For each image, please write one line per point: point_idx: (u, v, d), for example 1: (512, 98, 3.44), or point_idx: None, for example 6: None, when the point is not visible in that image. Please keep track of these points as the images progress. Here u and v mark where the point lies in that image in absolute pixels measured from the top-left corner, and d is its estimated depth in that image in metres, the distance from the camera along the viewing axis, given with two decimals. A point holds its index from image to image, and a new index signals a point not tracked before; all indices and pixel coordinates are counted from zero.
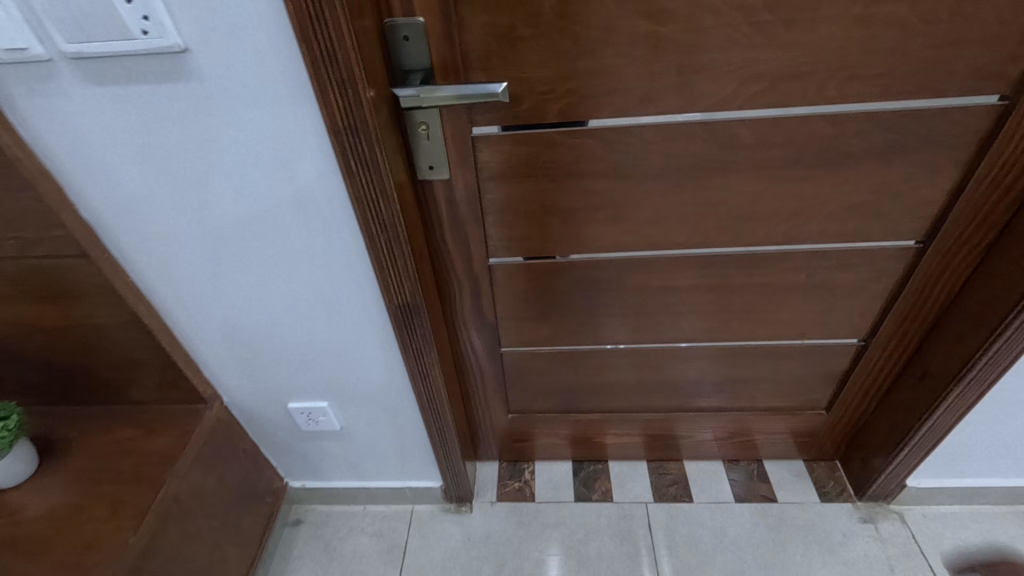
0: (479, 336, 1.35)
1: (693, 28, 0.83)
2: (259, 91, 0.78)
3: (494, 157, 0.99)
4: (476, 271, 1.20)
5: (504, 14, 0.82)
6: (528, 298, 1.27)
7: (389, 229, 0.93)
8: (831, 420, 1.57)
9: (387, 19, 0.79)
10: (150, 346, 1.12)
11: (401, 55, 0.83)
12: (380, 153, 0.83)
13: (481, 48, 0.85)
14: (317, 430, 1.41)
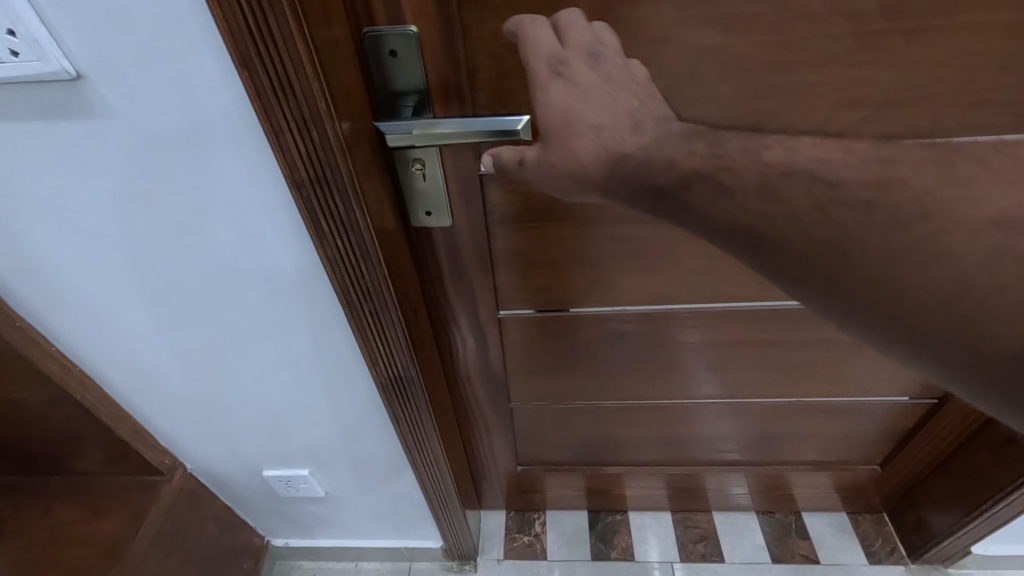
0: (486, 391, 1.16)
1: (780, 39, 0.61)
2: (191, 131, 0.57)
3: (505, 199, 0.80)
4: (484, 325, 1.00)
5: (523, 18, 0.61)
6: (544, 351, 1.08)
7: (374, 298, 0.73)
8: (884, 476, 1.38)
9: (365, 27, 0.57)
10: (88, 421, 0.93)
11: (387, 76, 0.61)
12: (361, 209, 0.62)
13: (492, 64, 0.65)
14: (297, 495, 1.22)
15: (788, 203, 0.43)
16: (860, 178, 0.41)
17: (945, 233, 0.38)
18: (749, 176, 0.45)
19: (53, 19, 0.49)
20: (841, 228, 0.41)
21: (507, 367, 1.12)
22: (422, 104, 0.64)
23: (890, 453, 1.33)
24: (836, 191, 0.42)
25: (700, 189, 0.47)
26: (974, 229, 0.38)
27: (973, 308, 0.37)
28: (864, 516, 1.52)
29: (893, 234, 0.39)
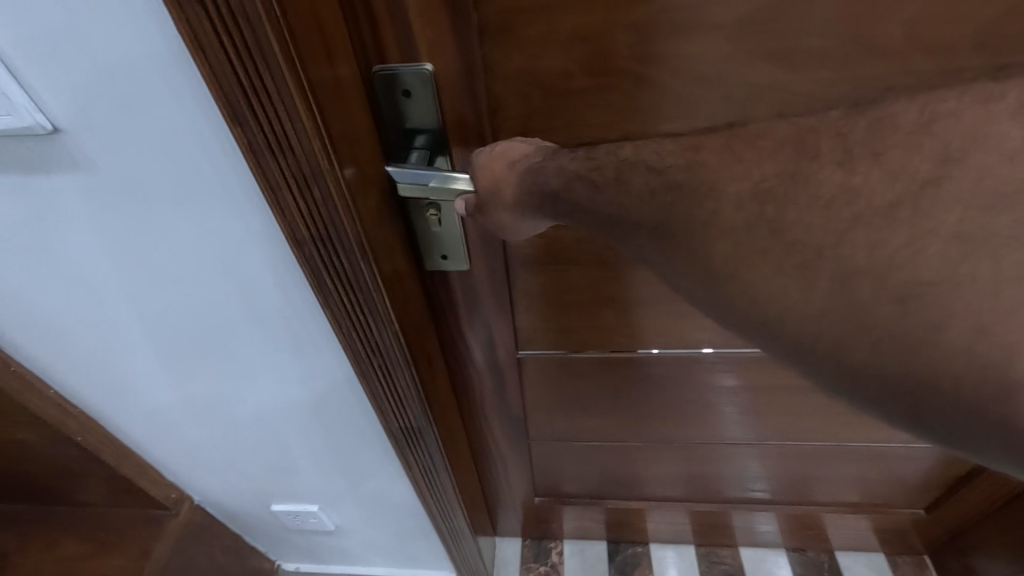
0: (502, 428, 1.09)
1: (852, 77, 0.53)
2: (183, 183, 0.52)
3: (529, 241, 0.74)
4: (500, 364, 0.93)
5: (554, 54, 0.54)
6: (564, 389, 1.01)
7: (384, 351, 0.67)
8: (927, 520, 1.29)
9: (375, 66, 0.50)
10: (89, 461, 0.89)
11: (398, 117, 0.54)
12: (368, 264, 0.56)
13: (518, 106, 0.58)
14: (307, 528, 1.18)
15: (634, 190, 0.43)
16: (683, 162, 0.41)
17: (754, 211, 0.37)
18: (604, 170, 0.46)
19: (24, 70, 0.44)
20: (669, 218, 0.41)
21: (521, 404, 1.05)
22: (436, 146, 0.57)
23: (935, 498, 1.24)
24: (664, 175, 0.42)
25: (573, 191, 0.48)
26: (777, 206, 0.36)
27: (794, 288, 0.35)
28: (902, 557, 1.43)
29: (709, 216, 0.39)
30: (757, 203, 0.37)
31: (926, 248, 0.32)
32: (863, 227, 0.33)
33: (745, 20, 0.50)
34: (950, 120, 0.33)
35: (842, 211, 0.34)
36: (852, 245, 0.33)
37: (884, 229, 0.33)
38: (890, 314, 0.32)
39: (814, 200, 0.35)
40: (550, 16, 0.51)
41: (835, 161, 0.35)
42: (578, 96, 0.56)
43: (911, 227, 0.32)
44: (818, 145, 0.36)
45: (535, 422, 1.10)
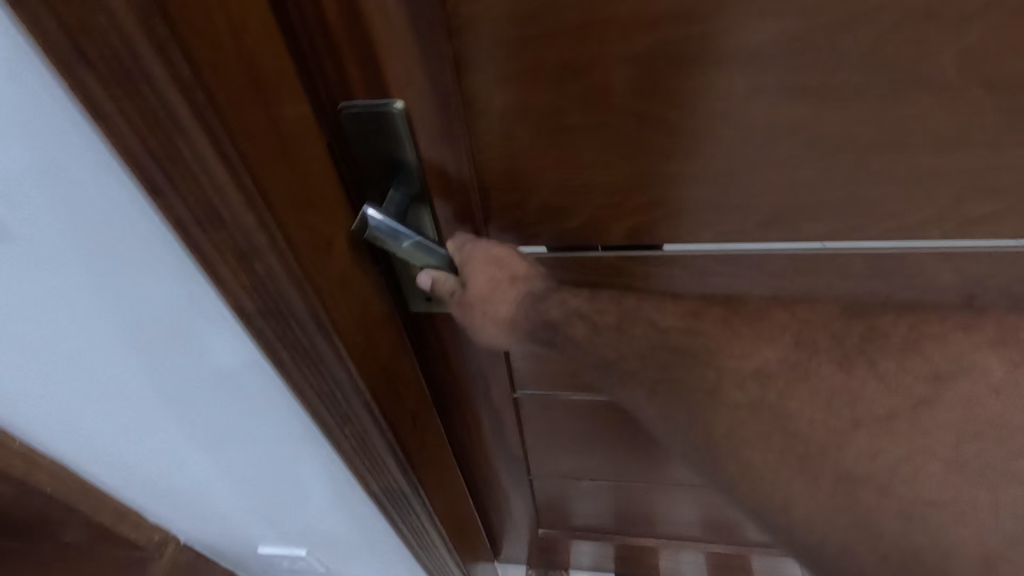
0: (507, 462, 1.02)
1: (985, 133, 0.37)
2: (93, 257, 0.40)
3: None
4: (500, 401, 0.85)
5: (560, 84, 0.39)
6: (566, 431, 0.95)
7: (370, 441, 0.56)
8: None
9: (341, 104, 0.39)
10: (62, 511, 0.84)
11: (368, 165, 0.42)
12: (345, 354, 0.45)
13: (508, 145, 0.43)
14: (299, 567, 1.13)
15: (636, 342, 0.43)
16: (684, 325, 0.43)
17: (757, 394, 0.39)
18: (606, 312, 0.44)
19: None
20: (672, 383, 0.42)
21: (526, 437, 0.98)
22: (420, 192, 0.45)
23: None
24: (667, 333, 0.43)
25: (571, 327, 0.45)
26: (778, 392, 0.39)
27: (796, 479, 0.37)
28: None
29: (712, 388, 0.41)
30: (758, 384, 0.39)
31: (924, 466, 0.34)
32: (864, 432, 0.36)
33: (842, 49, 0.35)
34: (944, 345, 0.36)
35: (840, 411, 0.37)
36: (853, 445, 0.36)
37: (885, 439, 0.35)
38: (888, 518, 0.35)
39: (818, 394, 0.38)
40: (558, 41, 0.37)
41: (833, 360, 0.38)
42: (587, 134, 0.42)
43: (911, 441, 0.35)
44: (817, 340, 0.39)
45: (541, 454, 1.03)
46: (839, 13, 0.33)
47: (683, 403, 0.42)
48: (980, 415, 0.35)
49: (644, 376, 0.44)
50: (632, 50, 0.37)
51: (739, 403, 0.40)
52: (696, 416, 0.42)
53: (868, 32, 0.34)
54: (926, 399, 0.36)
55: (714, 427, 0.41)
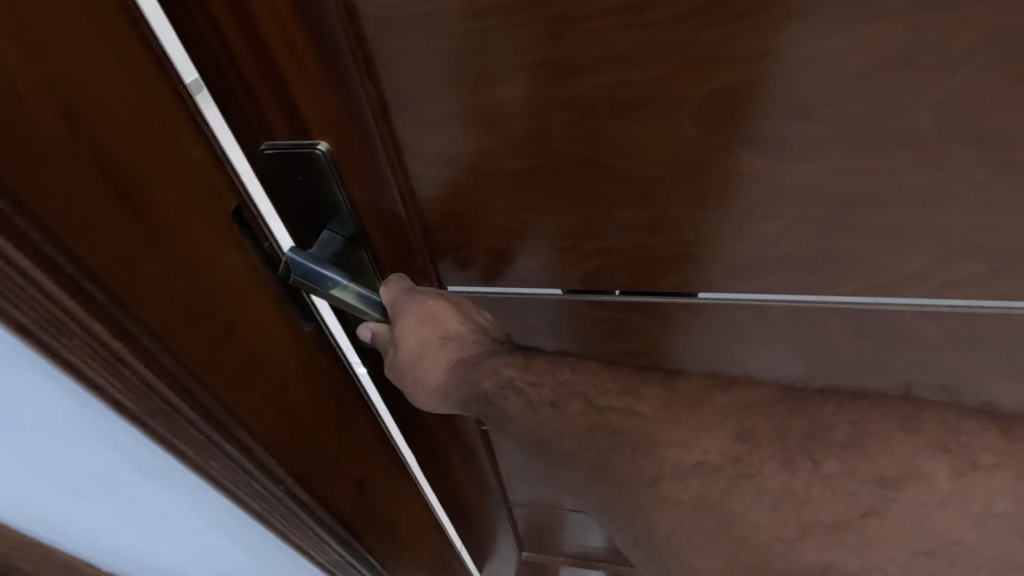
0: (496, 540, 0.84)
1: (971, 198, 0.32)
2: None
3: None
4: (481, 485, 0.70)
5: (490, 125, 0.35)
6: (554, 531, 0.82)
7: (298, 517, 0.52)
8: None
9: (262, 145, 0.36)
10: None
11: (298, 206, 0.39)
12: (241, 433, 0.42)
13: (441, 187, 0.39)
14: None
15: (571, 420, 0.40)
16: (624, 410, 0.39)
17: (703, 496, 0.38)
18: (543, 389, 0.40)
19: None
20: (613, 477, 0.40)
21: (519, 513, 0.79)
22: (355, 233, 0.42)
23: None
24: (602, 417, 0.39)
25: (504, 400, 0.41)
26: (725, 496, 0.37)
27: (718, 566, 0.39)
28: None
29: (654, 485, 0.38)
30: (704, 481, 0.38)
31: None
32: (813, 541, 0.35)
33: (793, 102, 0.30)
34: (883, 446, 0.35)
35: (787, 517, 0.36)
36: (802, 553, 0.36)
37: (830, 551, 0.35)
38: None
39: (757, 494, 0.36)
40: (482, 82, 0.33)
41: (776, 457, 0.36)
42: (522, 180, 0.38)
43: (857, 553, 0.35)
44: (754, 429, 0.37)
45: (537, 535, 0.84)
46: (786, 62, 0.29)
47: (627, 494, 0.40)
48: (928, 528, 0.34)
49: (582, 459, 0.40)
50: (563, 92, 0.33)
51: (686, 505, 0.38)
52: (641, 513, 0.40)
53: (820, 83, 0.30)
54: (872, 507, 0.35)
55: (661, 527, 0.39)
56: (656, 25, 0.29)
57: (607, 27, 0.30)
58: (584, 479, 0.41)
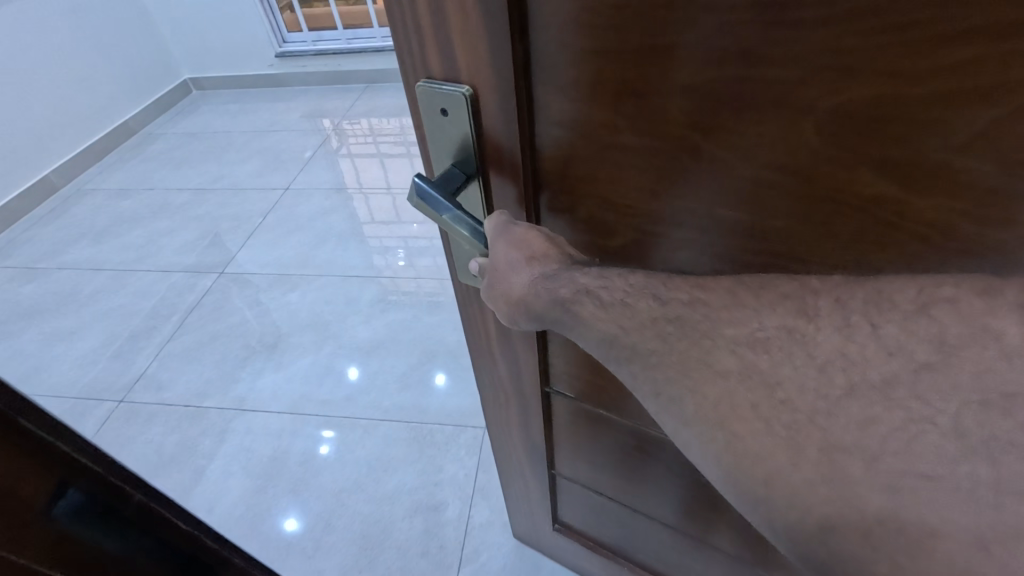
0: (537, 500, 0.67)
1: None
2: None
3: (569, 367, 0.45)
4: (521, 449, 0.59)
5: (603, 103, 0.27)
6: (595, 537, 0.68)
7: None
8: None
9: (418, 80, 0.31)
10: None
11: (437, 144, 0.33)
12: None
13: (553, 145, 0.31)
14: None
15: (641, 318, 0.21)
16: (686, 291, 0.21)
17: (752, 363, 0.18)
18: (616, 283, 0.23)
19: None
20: (655, 367, 0.20)
21: (559, 500, 0.66)
22: (481, 173, 0.33)
23: None
24: (668, 304, 0.21)
25: (579, 308, 0.24)
26: (779, 362, 0.17)
27: (783, 476, 0.16)
28: None
29: (701, 361, 0.19)
30: (749, 355, 0.18)
31: (921, 439, 0.14)
32: (861, 399, 0.16)
33: (940, 136, 0.21)
34: (963, 310, 0.15)
35: (834, 376, 0.16)
36: (845, 414, 0.16)
37: (875, 404, 0.15)
38: (884, 525, 0.14)
39: (794, 349, 0.17)
40: None
41: (839, 323, 0.16)
42: (626, 169, 0.29)
43: (911, 408, 0.15)
44: (816, 294, 0.17)
45: (582, 508, 0.64)
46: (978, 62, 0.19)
47: (676, 369, 0.20)
48: None
49: (637, 352, 0.21)
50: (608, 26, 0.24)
51: (732, 376, 0.18)
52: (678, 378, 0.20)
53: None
54: (941, 353, 0.15)
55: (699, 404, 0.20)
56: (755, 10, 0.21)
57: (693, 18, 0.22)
58: (630, 375, 0.22)
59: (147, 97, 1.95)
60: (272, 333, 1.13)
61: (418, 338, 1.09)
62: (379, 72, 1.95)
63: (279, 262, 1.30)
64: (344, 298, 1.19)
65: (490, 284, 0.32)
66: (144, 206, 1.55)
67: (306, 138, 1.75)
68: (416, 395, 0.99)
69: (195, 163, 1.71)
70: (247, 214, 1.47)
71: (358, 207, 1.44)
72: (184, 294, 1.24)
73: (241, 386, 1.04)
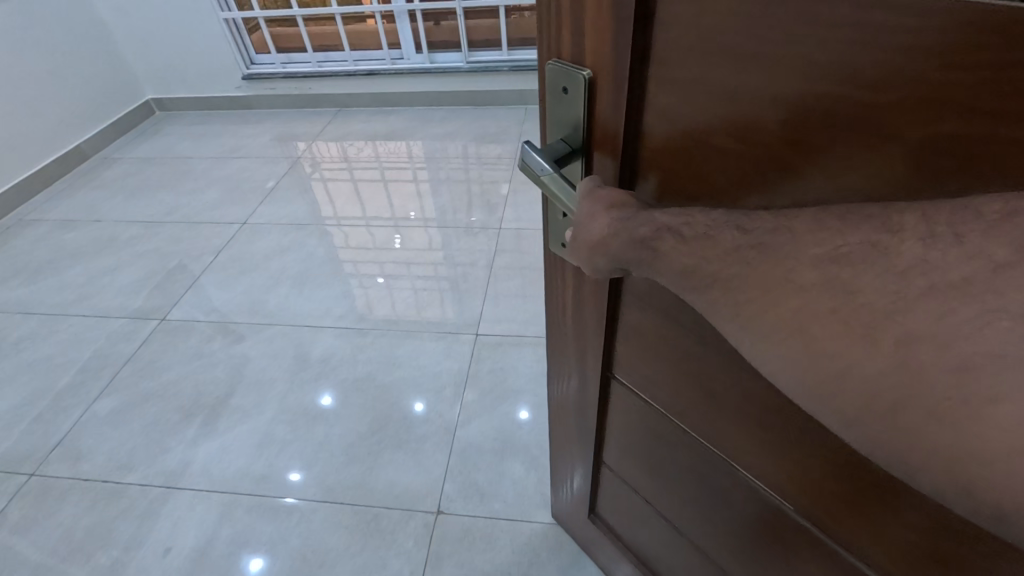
0: (576, 479, 0.70)
1: None
2: None
3: (635, 360, 0.46)
4: (572, 426, 0.62)
5: (701, 70, 0.27)
6: (622, 533, 0.69)
7: None
8: None
9: (550, 58, 0.34)
10: None
11: (554, 117, 0.36)
12: None
13: (658, 136, 0.31)
14: None
15: (721, 248, 0.24)
16: (769, 222, 0.23)
17: (833, 275, 0.20)
18: (698, 221, 0.25)
19: None
20: (736, 290, 0.23)
21: (593, 489, 0.68)
22: (586, 151, 0.36)
23: None
24: (750, 234, 0.23)
25: (659, 243, 0.26)
26: (861, 270, 0.19)
27: (858, 368, 0.19)
28: None
29: (783, 280, 0.21)
30: (827, 269, 0.20)
31: (992, 326, 0.17)
32: (941, 298, 0.18)
33: None
34: None
35: (914, 280, 0.18)
36: (922, 309, 0.18)
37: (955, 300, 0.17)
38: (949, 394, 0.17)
39: (879, 259, 0.19)
40: None
41: (922, 236, 0.19)
42: (728, 165, 0.28)
43: (985, 300, 0.17)
44: (902, 216, 0.20)
45: (615, 502, 0.66)
46: None
47: (756, 291, 0.22)
48: None
49: (718, 278, 0.24)
50: None
51: (810, 291, 0.20)
52: (762, 296, 0.22)
53: None
54: (1018, 253, 0.17)
55: (771, 324, 0.22)
56: (886, 10, 0.20)
57: (818, 16, 0.22)
58: (709, 302, 0.24)
59: (103, 121, 2.06)
60: (212, 395, 1.15)
61: (392, 385, 1.14)
62: (348, 95, 2.18)
63: (226, 307, 1.35)
64: (297, 350, 1.23)
65: (573, 231, 0.32)
66: (85, 240, 1.60)
67: (269, 164, 1.91)
68: (392, 455, 1.02)
69: (146, 192, 1.81)
70: (197, 252, 1.53)
71: (314, 247, 1.52)
72: (119, 344, 1.27)
73: (168, 458, 1.04)
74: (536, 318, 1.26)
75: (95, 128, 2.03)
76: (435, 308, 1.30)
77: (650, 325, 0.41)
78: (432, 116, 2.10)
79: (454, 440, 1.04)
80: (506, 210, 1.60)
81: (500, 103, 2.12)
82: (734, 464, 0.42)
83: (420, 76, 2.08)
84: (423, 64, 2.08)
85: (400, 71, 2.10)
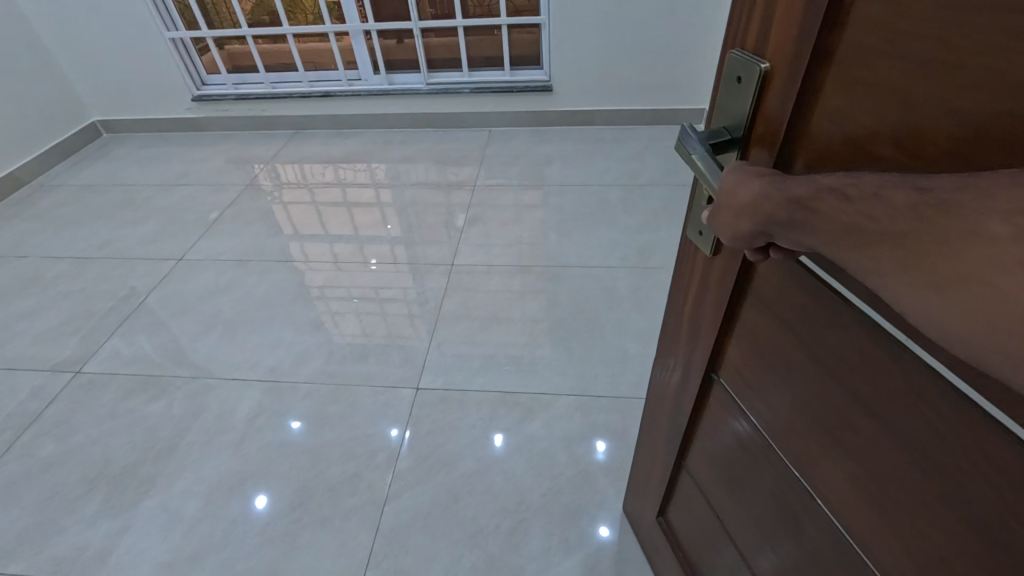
0: (655, 474, 0.79)
1: None
2: None
3: (740, 364, 0.52)
4: (664, 422, 0.71)
5: (880, 61, 0.29)
6: (685, 536, 0.77)
7: None
8: None
9: (733, 49, 0.40)
10: None
11: (723, 104, 0.42)
12: None
13: (817, 122, 0.34)
14: None
15: (899, 203, 0.26)
16: (954, 178, 0.26)
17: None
18: (865, 181, 0.28)
19: None
20: (910, 245, 0.26)
21: (668, 487, 0.77)
22: (745, 142, 0.40)
23: None
24: (930, 192, 0.25)
25: (818, 203, 0.30)
26: None
27: None
28: None
29: (969, 232, 0.24)
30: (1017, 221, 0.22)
31: None
32: None
33: None
34: None
35: None
36: None
37: None
38: None
39: None
40: None
41: None
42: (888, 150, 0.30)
43: None
44: None
45: (686, 504, 0.73)
46: None
47: (936, 240, 0.25)
48: None
49: (895, 232, 0.26)
50: None
51: (998, 243, 0.23)
52: (945, 247, 0.24)
53: None
54: None
55: (949, 274, 0.24)
56: None
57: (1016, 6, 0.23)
58: (873, 256, 0.28)
59: (36, 149, 2.22)
60: (114, 464, 1.20)
61: (320, 449, 1.21)
62: (306, 116, 2.43)
63: (149, 353, 1.44)
64: (219, 410, 1.30)
65: (711, 211, 0.38)
66: (16, 277, 1.71)
67: (217, 194, 2.07)
68: (314, 537, 1.07)
69: (84, 224, 1.94)
70: (122, 291, 1.64)
71: (253, 285, 1.64)
72: (35, 399, 1.34)
73: (60, 542, 1.08)
74: (494, 352, 1.39)
75: (33, 154, 2.21)
76: (405, 346, 1.42)
77: (765, 338, 0.47)
78: (391, 139, 2.37)
79: (380, 523, 1.08)
80: (461, 241, 1.76)
81: (460, 125, 2.40)
82: (819, 501, 0.46)
83: (381, 96, 2.33)
84: (381, 84, 2.34)
85: (355, 94, 2.34)
